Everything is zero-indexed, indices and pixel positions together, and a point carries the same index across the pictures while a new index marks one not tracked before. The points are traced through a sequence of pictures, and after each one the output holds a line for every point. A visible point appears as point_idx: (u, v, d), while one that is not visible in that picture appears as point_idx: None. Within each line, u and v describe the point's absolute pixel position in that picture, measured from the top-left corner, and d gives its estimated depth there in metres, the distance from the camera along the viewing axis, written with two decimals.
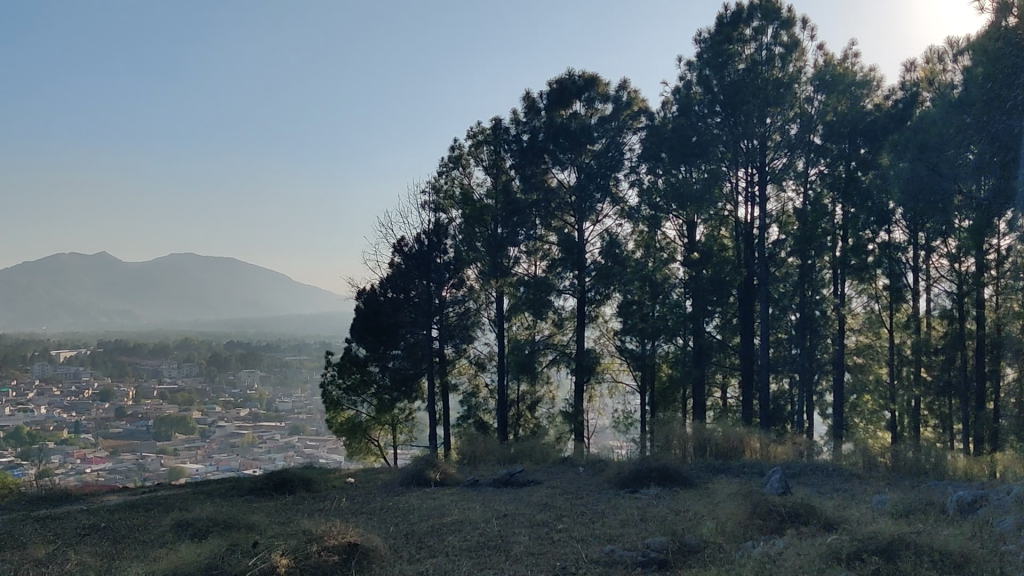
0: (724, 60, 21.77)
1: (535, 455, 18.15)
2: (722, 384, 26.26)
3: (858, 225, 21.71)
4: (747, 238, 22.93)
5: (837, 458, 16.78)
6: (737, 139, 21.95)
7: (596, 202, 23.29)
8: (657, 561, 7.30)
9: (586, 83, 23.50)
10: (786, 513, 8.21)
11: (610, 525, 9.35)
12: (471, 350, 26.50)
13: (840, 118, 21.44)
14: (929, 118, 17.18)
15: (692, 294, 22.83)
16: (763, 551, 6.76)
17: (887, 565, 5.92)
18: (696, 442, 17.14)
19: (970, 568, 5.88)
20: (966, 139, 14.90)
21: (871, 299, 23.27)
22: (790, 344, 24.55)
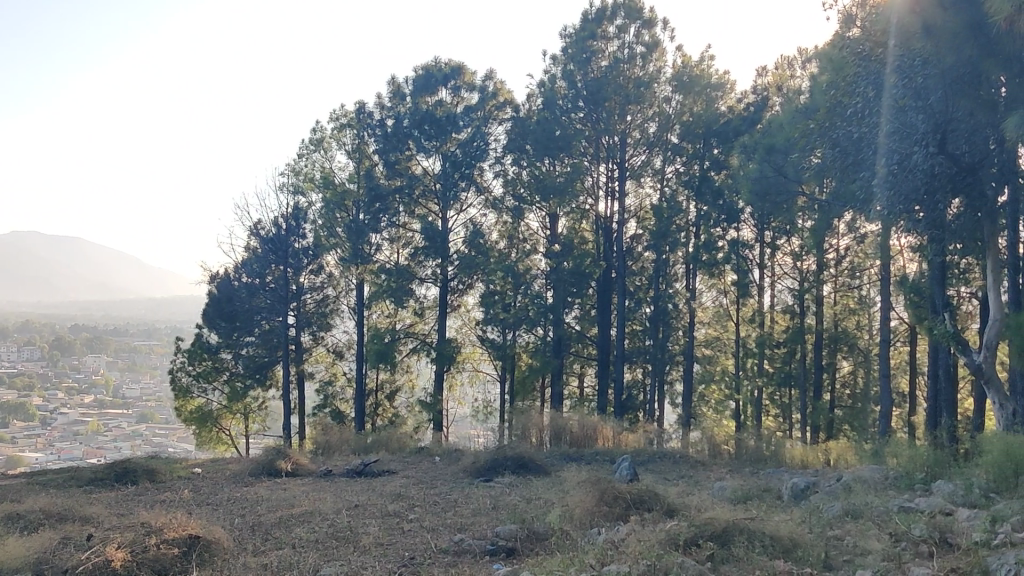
0: (588, 56, 21.94)
1: (390, 446, 18.07)
2: (578, 374, 26.66)
3: (710, 222, 22.36)
4: (607, 232, 23.34)
5: (684, 445, 17.33)
6: (598, 135, 22.31)
7: (461, 191, 23.37)
8: (505, 549, 7.34)
9: (451, 71, 23.49)
10: (632, 500, 8.42)
11: (461, 515, 9.38)
12: (327, 338, 26.32)
13: (697, 117, 22.19)
14: (779, 122, 17.97)
15: (552, 285, 22.88)
16: (606, 538, 6.90)
17: (720, 551, 6.14)
18: (552, 430, 17.46)
19: (798, 554, 6.19)
20: (811, 144, 15.63)
21: (720, 293, 24.25)
22: (643, 335, 24.63)
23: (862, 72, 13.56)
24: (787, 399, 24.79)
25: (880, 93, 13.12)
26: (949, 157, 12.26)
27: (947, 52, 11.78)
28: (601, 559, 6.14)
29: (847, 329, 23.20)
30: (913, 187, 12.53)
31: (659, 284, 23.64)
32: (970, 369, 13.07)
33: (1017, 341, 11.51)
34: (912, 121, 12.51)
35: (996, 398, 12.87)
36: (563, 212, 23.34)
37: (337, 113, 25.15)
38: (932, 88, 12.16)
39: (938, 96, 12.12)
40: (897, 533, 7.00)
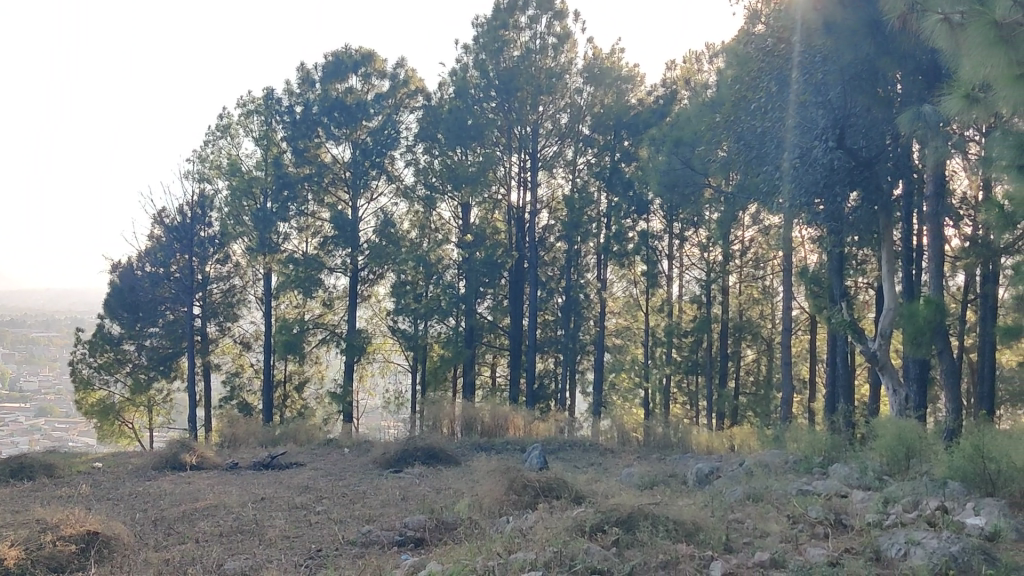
0: (500, 46, 21.97)
1: (299, 438, 17.93)
2: (490, 364, 26.68)
3: (620, 214, 22.32)
4: (519, 222, 23.46)
5: (594, 433, 17.37)
6: (510, 125, 22.35)
7: (371, 179, 23.16)
8: (413, 540, 7.32)
9: (362, 58, 23.20)
10: (540, 488, 8.45)
11: (370, 506, 9.32)
12: (234, 329, 25.87)
13: (607, 109, 22.36)
14: (685, 115, 18.31)
15: (464, 276, 22.89)
16: (514, 527, 6.92)
17: (625, 536, 6.25)
18: (464, 420, 17.39)
19: (700, 537, 6.32)
20: (717, 138, 15.97)
21: (630, 283, 24.48)
22: (555, 325, 24.78)
23: (766, 67, 13.81)
24: (693, 387, 25.32)
25: (783, 89, 13.46)
26: (847, 152, 12.68)
27: (845, 48, 12.03)
28: (509, 547, 6.17)
29: (752, 318, 23.88)
30: (814, 180, 12.88)
31: (571, 274, 23.79)
32: (866, 357, 13.55)
33: (909, 329, 11.97)
34: (813, 116, 12.88)
35: (890, 384, 13.45)
36: (476, 202, 23.33)
37: (244, 99, 24.56)
38: (831, 85, 12.53)
39: (837, 94, 12.51)
40: (794, 515, 7.22)
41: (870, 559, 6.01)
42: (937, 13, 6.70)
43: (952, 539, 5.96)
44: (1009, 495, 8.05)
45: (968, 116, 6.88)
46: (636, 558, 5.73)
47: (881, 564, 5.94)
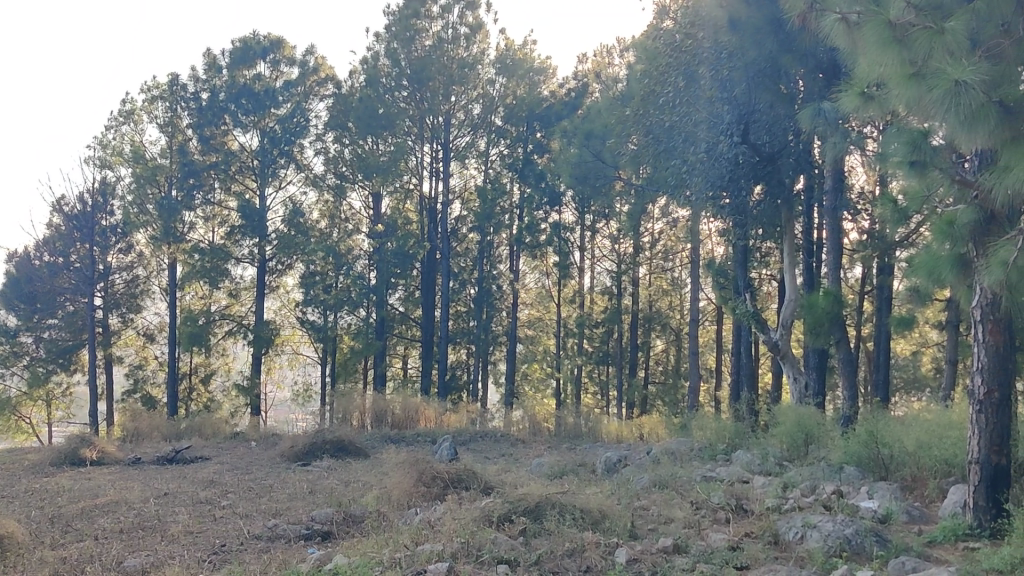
0: (411, 35, 21.65)
1: (205, 431, 17.62)
2: (401, 356, 26.51)
3: (532, 205, 22.44)
4: (431, 213, 23.37)
5: (506, 423, 17.39)
6: (422, 115, 22.15)
7: (280, 167, 22.78)
8: (320, 533, 7.26)
9: (270, 44, 22.79)
10: (449, 479, 8.45)
11: (277, 500, 9.20)
12: (137, 320, 25.16)
13: (519, 101, 22.54)
14: (596, 109, 18.50)
15: (374, 267, 22.74)
16: (422, 518, 6.91)
17: (532, 525, 6.30)
18: (374, 413, 17.25)
19: (605, 525, 6.42)
20: (626, 131, 16.14)
21: (542, 275, 25.04)
22: (468, 317, 24.80)
23: (673, 62, 13.91)
24: (604, 377, 25.67)
25: (690, 84, 13.67)
26: (752, 147, 12.98)
27: (748, 46, 12.36)
28: (416, 538, 6.16)
29: (661, 309, 24.44)
30: (720, 174, 13.16)
31: (483, 265, 23.76)
32: (768, 347, 13.91)
33: (808, 319, 12.34)
34: (720, 112, 13.15)
35: (791, 373, 13.77)
36: (387, 192, 23.15)
37: (149, 85, 23.79)
38: (737, 81, 12.78)
39: (742, 89, 12.76)
40: (697, 501, 7.38)
41: (769, 542, 6.19)
42: (834, 12, 6.75)
43: (846, 521, 6.18)
44: (900, 478, 8.40)
45: (862, 113, 7.00)
46: (543, 547, 5.78)
47: (779, 547, 6.13)
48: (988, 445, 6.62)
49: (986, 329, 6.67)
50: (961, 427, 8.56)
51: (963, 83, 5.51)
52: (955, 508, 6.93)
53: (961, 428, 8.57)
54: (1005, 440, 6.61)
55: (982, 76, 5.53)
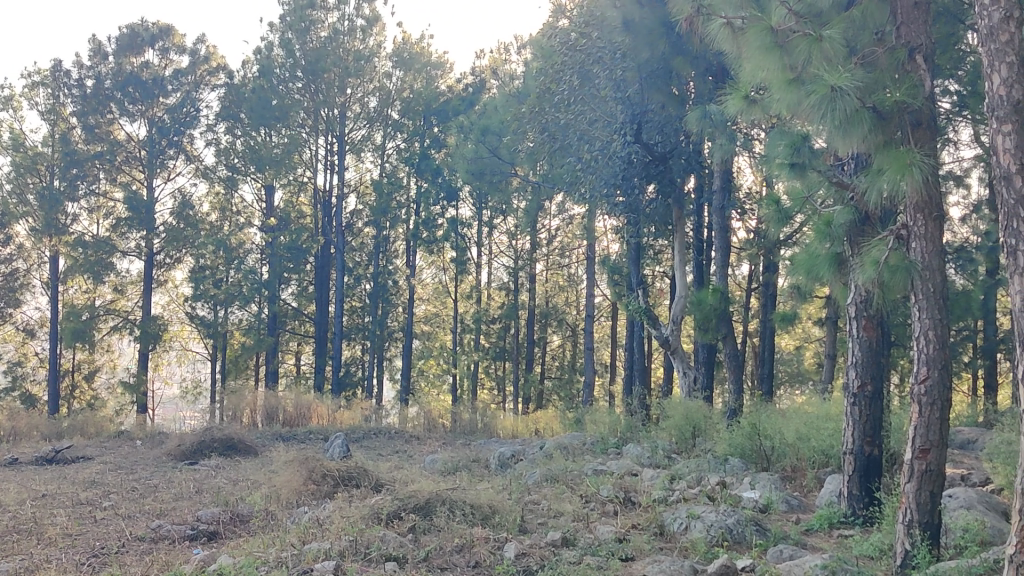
0: (306, 26, 21.31)
1: (88, 430, 17.05)
2: (294, 352, 26.09)
3: (429, 200, 22.17)
4: (326, 207, 23.06)
5: (401, 420, 17.28)
6: (317, 107, 21.89)
7: (169, 158, 22.08)
8: (206, 533, 7.10)
9: (159, 32, 21.98)
10: (340, 477, 8.37)
11: (161, 500, 8.96)
12: (16, 315, 24.06)
13: (416, 95, 22.44)
14: (492, 104, 18.53)
15: (267, 261, 22.49)
16: (311, 516, 6.83)
17: (421, 521, 6.30)
18: (265, 410, 16.93)
19: (496, 519, 6.46)
20: (521, 127, 16.22)
21: (439, 270, 24.61)
22: (362, 312, 24.60)
23: (568, 61, 13.98)
24: (500, 372, 25.81)
25: (584, 82, 13.80)
26: (644, 147, 13.22)
27: (641, 47, 12.42)
28: (302, 537, 6.09)
29: (557, 305, 24.73)
30: (613, 173, 13.50)
31: (378, 260, 23.53)
32: (659, 342, 14.18)
33: (697, 315, 12.64)
34: (614, 111, 13.37)
35: (680, 367, 14.10)
36: (280, 185, 22.80)
37: (29, 70, 22.81)
38: (631, 81, 12.94)
39: (636, 89, 12.92)
40: (587, 494, 7.48)
41: (655, 533, 6.32)
42: (719, 17, 6.89)
43: (728, 511, 6.36)
44: (781, 469, 8.72)
45: (746, 116, 7.14)
46: (433, 543, 5.79)
47: (664, 538, 6.27)
48: (862, 436, 6.90)
49: (860, 325, 6.97)
50: (837, 420, 8.92)
51: (839, 89, 5.70)
52: (831, 497, 7.21)
53: (837, 420, 8.96)
54: (876, 431, 6.90)
55: (856, 83, 5.72)
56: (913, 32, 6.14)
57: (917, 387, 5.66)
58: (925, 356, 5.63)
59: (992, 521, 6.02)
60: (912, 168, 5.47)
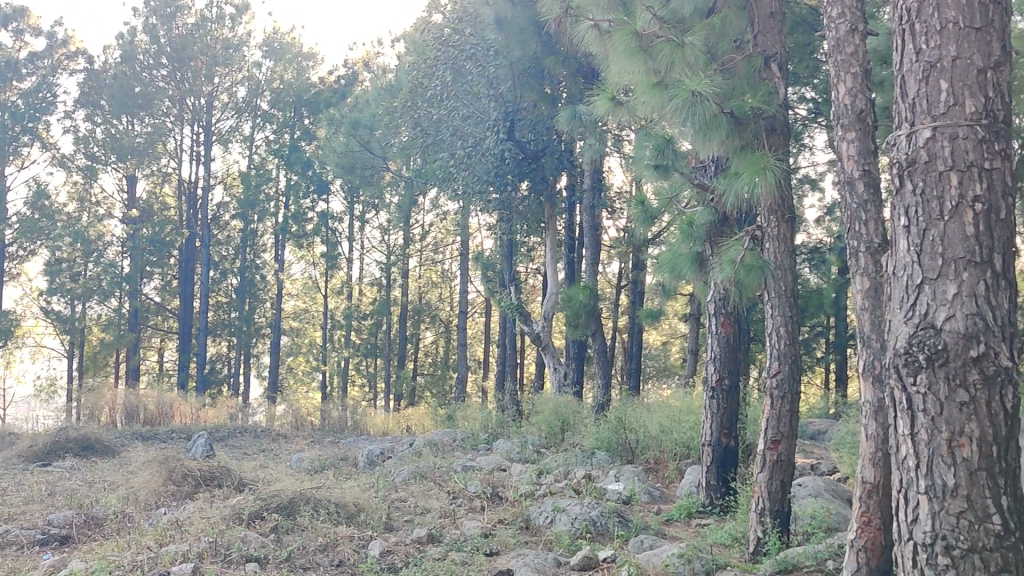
0: (172, 11, 20.72)
1: None
2: (157, 348, 25.21)
3: (298, 193, 21.91)
4: (191, 199, 22.44)
5: (268, 418, 16.95)
6: (183, 95, 21.24)
7: (23, 145, 21.05)
8: (58, 538, 6.82)
9: (14, 13, 20.92)
10: (201, 477, 8.18)
11: (10, 504, 8.55)
12: None
13: (287, 85, 22.06)
14: (364, 98, 18.36)
15: (128, 255, 21.70)
16: (170, 518, 6.64)
17: (285, 521, 6.21)
18: (125, 409, 16.27)
19: (360, 517, 6.43)
20: (393, 123, 16.14)
21: (310, 265, 24.27)
22: (229, 308, 23.90)
23: (441, 56, 13.95)
24: (371, 369, 25.59)
25: (455, 78, 13.80)
26: (516, 144, 13.41)
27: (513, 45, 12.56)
28: (160, 539, 5.93)
29: (430, 301, 24.71)
30: (485, 170, 13.58)
31: (245, 255, 22.96)
32: (530, 338, 14.33)
33: (567, 311, 12.85)
34: (486, 108, 13.41)
35: (550, 363, 14.29)
36: (143, 175, 21.96)
37: None
38: (502, 78, 13.04)
39: (508, 86, 13.06)
40: (454, 490, 7.50)
41: (520, 527, 6.40)
42: (587, 19, 7.00)
43: (591, 504, 6.50)
44: (645, 461, 8.97)
45: (613, 117, 7.26)
46: (295, 543, 5.72)
47: (529, 532, 6.37)
48: (719, 428, 7.15)
49: (719, 322, 7.22)
50: (697, 413, 9.23)
51: (698, 94, 5.84)
52: (691, 488, 7.47)
53: (697, 413, 9.29)
54: (733, 423, 7.17)
55: (716, 89, 5.87)
56: (769, 41, 6.42)
57: (769, 380, 5.91)
58: (777, 351, 5.88)
59: (838, 508, 6.35)
60: (765, 172, 5.69)
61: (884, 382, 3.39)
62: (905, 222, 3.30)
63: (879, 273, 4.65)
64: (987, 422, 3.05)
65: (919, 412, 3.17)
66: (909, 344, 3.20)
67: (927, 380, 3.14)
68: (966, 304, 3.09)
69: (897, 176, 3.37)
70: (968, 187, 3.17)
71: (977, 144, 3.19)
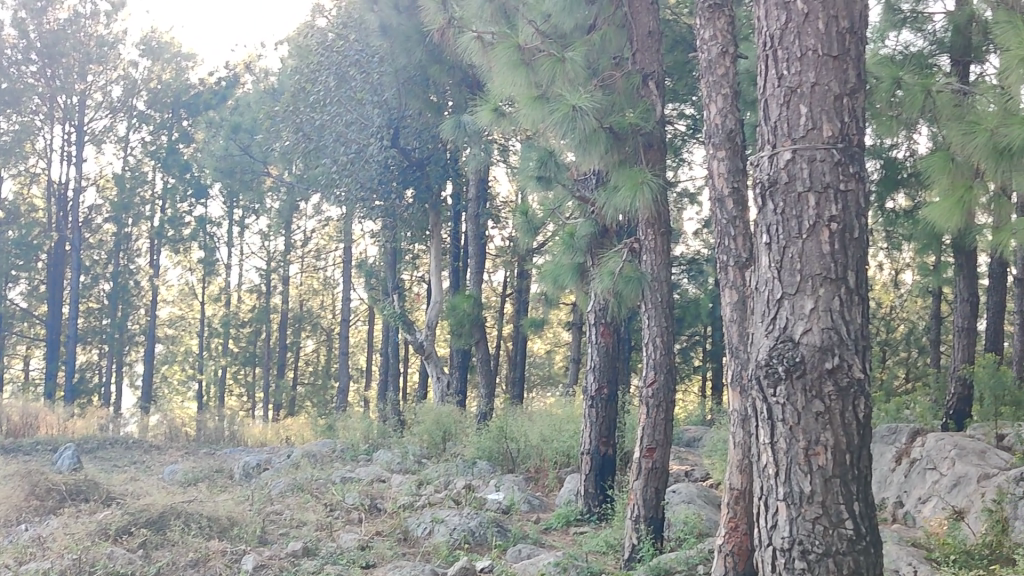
0: (43, 5, 19.73)
1: None
2: (21, 357, 24.05)
3: (176, 197, 21.35)
4: (61, 201, 21.44)
5: (140, 429, 16.36)
6: (54, 94, 20.29)
7: None
8: None
9: None
10: (67, 492, 7.84)
11: None
12: None
13: (165, 86, 21.42)
14: (245, 101, 17.99)
15: None
16: (31, 534, 6.35)
17: (154, 536, 6.02)
18: None
19: (234, 530, 6.29)
20: (275, 128, 15.85)
21: (186, 270, 23.59)
22: (101, 314, 22.98)
23: (324, 61, 13.80)
24: (250, 378, 25.01)
25: (339, 84, 13.65)
26: (400, 152, 13.38)
27: (398, 52, 12.53)
28: (19, 557, 5.66)
29: (311, 309, 24.33)
30: (369, 177, 13.46)
31: (119, 259, 22.13)
32: (414, 347, 14.26)
33: (451, 320, 12.86)
34: (369, 115, 13.32)
35: (434, 372, 14.25)
36: (9, 175, 20.97)
37: None
38: (386, 84, 13.00)
39: (392, 94, 13.01)
40: (332, 502, 7.41)
41: (399, 539, 6.37)
42: (470, 31, 7.04)
43: (470, 514, 6.52)
44: (525, 470, 9.05)
45: (495, 127, 7.28)
46: (164, 558, 5.56)
47: (407, 543, 6.33)
48: (598, 437, 7.26)
49: (598, 332, 7.36)
50: (577, 422, 9.38)
51: (579, 109, 5.91)
52: (569, 496, 7.57)
53: (577, 422, 9.44)
54: (611, 432, 7.29)
55: (596, 104, 5.97)
56: (647, 60, 6.59)
57: (645, 390, 6.06)
58: (653, 361, 6.03)
59: (709, 514, 6.54)
60: (643, 187, 5.83)
61: (748, 393, 3.50)
62: (767, 240, 3.43)
63: (745, 287, 4.82)
64: (841, 431, 3.19)
65: (779, 422, 3.28)
66: (769, 357, 3.33)
67: (786, 392, 3.26)
68: (822, 318, 3.23)
69: (760, 195, 3.50)
70: (825, 208, 3.32)
71: (833, 167, 3.34)
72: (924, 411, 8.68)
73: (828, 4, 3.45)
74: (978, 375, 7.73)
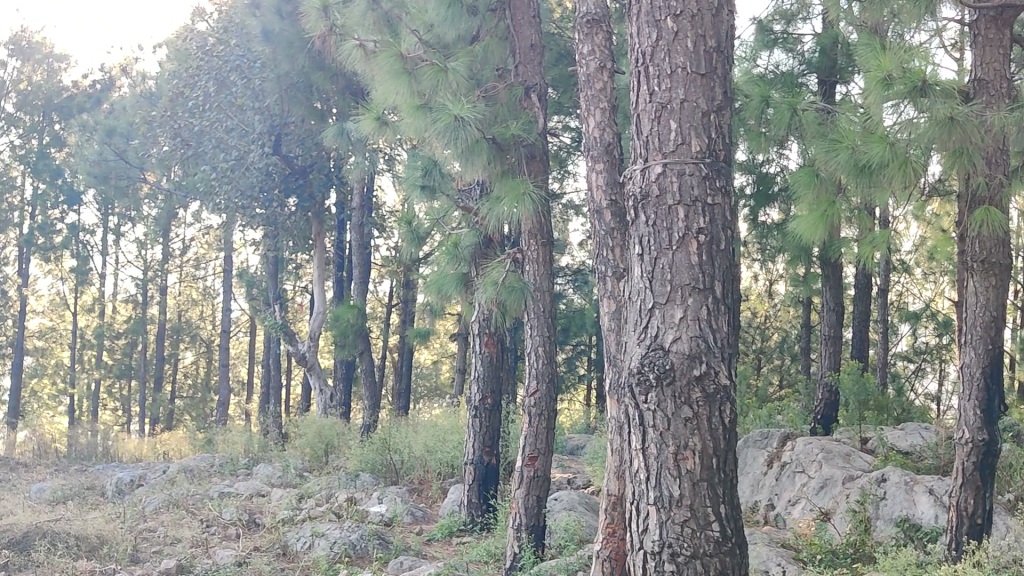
0: None
1: None
2: None
3: (46, 204, 20.45)
4: None
5: (5, 446, 15.56)
6: None
7: None
8: None
9: None
10: None
11: None
12: None
13: (35, 88, 20.53)
14: (120, 105, 17.38)
15: None
16: None
17: (16, 558, 5.76)
18: None
19: (104, 550, 6.07)
20: (151, 132, 15.41)
21: (57, 280, 22.61)
22: None
23: (203, 66, 13.46)
24: (125, 392, 24.12)
25: (219, 89, 13.35)
26: (283, 159, 13.20)
27: (281, 57, 12.41)
28: None
29: (190, 320, 23.66)
30: (249, 184, 13.22)
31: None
32: (296, 359, 14.02)
33: (334, 330, 12.68)
34: (250, 121, 13.07)
35: (317, 384, 14.03)
36: None
37: None
38: (268, 91, 12.83)
39: (274, 100, 12.85)
40: (209, 518, 7.22)
41: (278, 554, 6.25)
42: (353, 38, 6.95)
43: (351, 527, 6.45)
44: (409, 481, 9.00)
45: (378, 136, 7.23)
46: None
47: (286, 558, 6.22)
48: (481, 446, 7.30)
49: (482, 342, 7.40)
50: (460, 432, 9.40)
51: (461, 119, 5.86)
52: (452, 507, 7.56)
53: (460, 433, 9.45)
54: (495, 441, 7.35)
55: (477, 115, 5.96)
56: (530, 72, 6.67)
57: (527, 399, 6.13)
58: (535, 371, 6.15)
59: (589, 520, 6.65)
60: (525, 198, 5.86)
61: (620, 400, 3.56)
62: (639, 250, 3.51)
63: (621, 297, 4.93)
64: (708, 436, 3.29)
65: (650, 427, 3.35)
66: (641, 365, 3.39)
67: (657, 398, 3.33)
68: (691, 327, 3.33)
69: (632, 209, 3.59)
70: (694, 220, 3.43)
71: (701, 181, 3.46)
72: (794, 417, 9.01)
73: (696, 23, 3.58)
74: (843, 382, 8.05)
